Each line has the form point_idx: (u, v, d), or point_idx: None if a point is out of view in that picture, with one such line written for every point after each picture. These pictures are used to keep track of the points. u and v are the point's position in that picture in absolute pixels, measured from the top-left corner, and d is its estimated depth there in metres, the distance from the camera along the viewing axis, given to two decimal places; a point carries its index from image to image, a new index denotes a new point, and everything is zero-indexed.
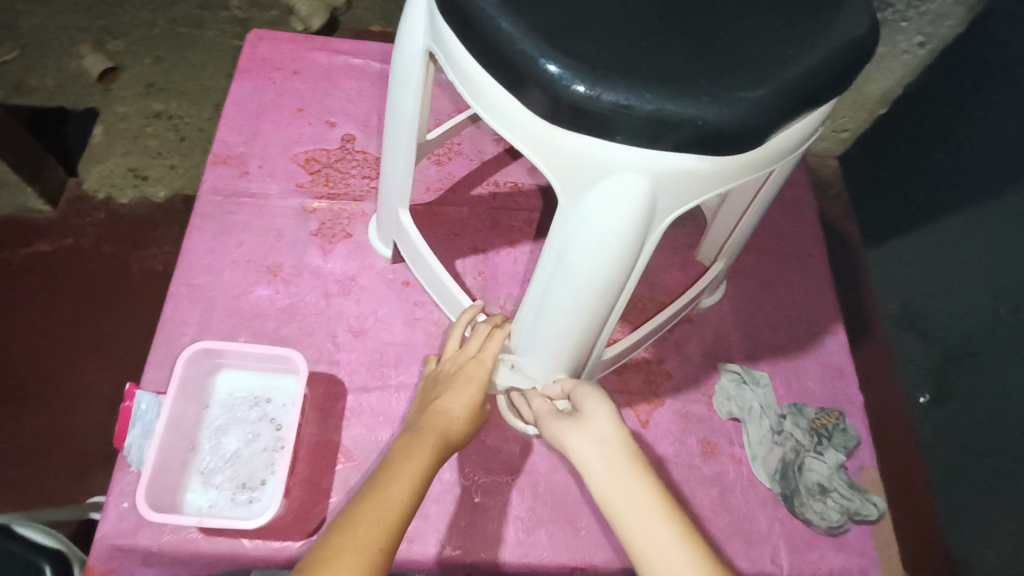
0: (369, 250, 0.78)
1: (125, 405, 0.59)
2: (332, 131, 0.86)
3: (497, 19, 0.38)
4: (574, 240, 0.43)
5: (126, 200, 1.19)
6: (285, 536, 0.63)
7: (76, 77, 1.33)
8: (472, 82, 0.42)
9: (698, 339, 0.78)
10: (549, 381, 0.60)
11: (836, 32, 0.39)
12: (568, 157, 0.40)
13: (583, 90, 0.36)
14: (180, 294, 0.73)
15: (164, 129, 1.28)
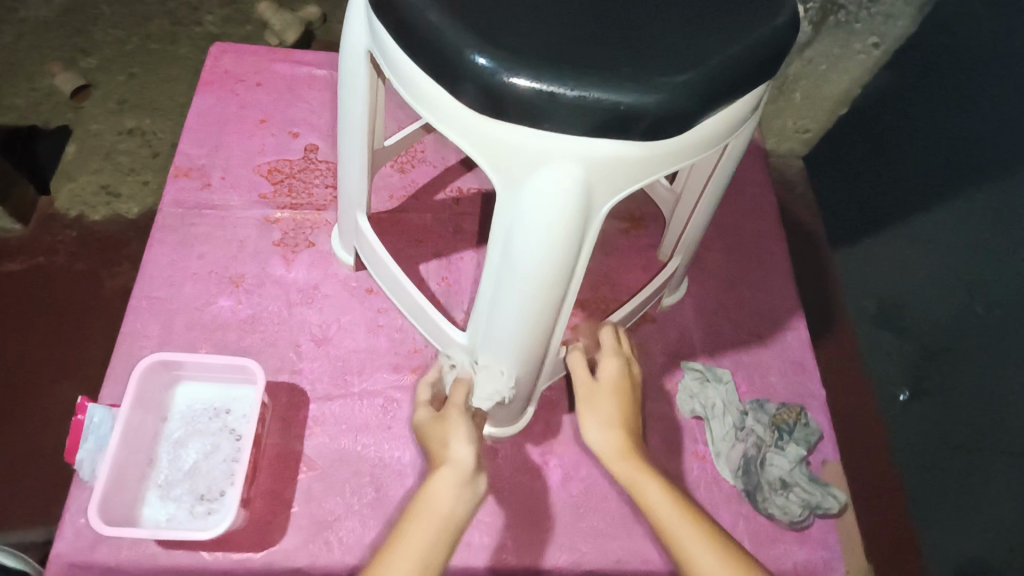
0: (332, 259, 0.79)
1: (77, 419, 0.59)
2: (295, 141, 0.87)
3: (425, 13, 0.38)
4: (515, 233, 0.43)
5: (98, 217, 1.19)
6: (246, 547, 0.63)
7: (48, 95, 1.33)
8: (407, 77, 0.42)
9: (661, 338, 0.79)
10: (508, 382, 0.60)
11: (760, 20, 0.40)
12: (503, 148, 0.40)
13: (509, 79, 0.36)
14: (141, 307, 0.73)
15: (137, 145, 1.28)
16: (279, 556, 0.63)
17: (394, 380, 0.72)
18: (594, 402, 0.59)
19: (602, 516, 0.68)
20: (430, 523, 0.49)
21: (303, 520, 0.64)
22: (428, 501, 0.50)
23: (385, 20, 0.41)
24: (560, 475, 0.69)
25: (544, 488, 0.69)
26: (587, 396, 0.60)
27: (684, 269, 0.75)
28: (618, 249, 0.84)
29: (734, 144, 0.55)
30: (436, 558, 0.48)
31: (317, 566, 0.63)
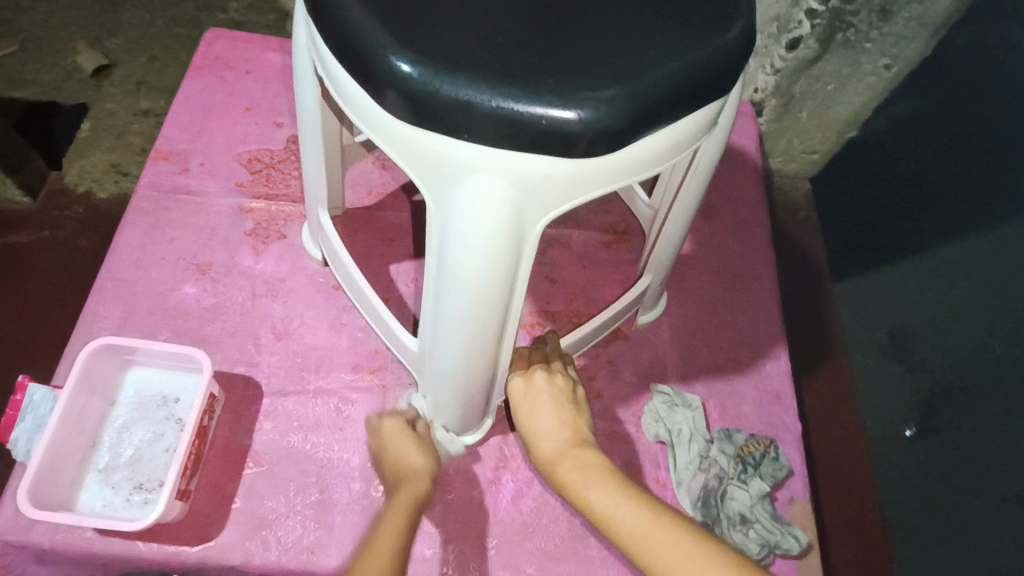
0: (302, 253, 0.78)
1: (15, 397, 0.59)
2: (279, 131, 0.86)
3: (354, 16, 0.37)
4: (444, 248, 0.42)
5: (105, 195, 1.21)
6: (182, 540, 0.61)
7: (69, 72, 1.34)
8: (339, 82, 0.41)
9: (633, 357, 0.76)
10: (452, 401, 0.58)
11: (703, 40, 0.39)
12: (431, 159, 0.39)
13: (430, 85, 0.35)
14: (105, 288, 0.73)
15: (151, 127, 1.29)
16: (213, 551, 0.61)
17: (351, 380, 0.71)
18: (533, 420, 0.58)
19: (552, 537, 0.65)
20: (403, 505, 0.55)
21: (242, 517, 0.63)
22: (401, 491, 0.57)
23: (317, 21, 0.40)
24: (511, 491, 0.67)
25: (494, 504, 0.67)
26: (524, 415, 0.59)
27: (661, 285, 0.72)
28: (597, 261, 0.81)
29: (703, 155, 0.53)
30: (407, 536, 0.53)
31: (251, 565, 0.61)
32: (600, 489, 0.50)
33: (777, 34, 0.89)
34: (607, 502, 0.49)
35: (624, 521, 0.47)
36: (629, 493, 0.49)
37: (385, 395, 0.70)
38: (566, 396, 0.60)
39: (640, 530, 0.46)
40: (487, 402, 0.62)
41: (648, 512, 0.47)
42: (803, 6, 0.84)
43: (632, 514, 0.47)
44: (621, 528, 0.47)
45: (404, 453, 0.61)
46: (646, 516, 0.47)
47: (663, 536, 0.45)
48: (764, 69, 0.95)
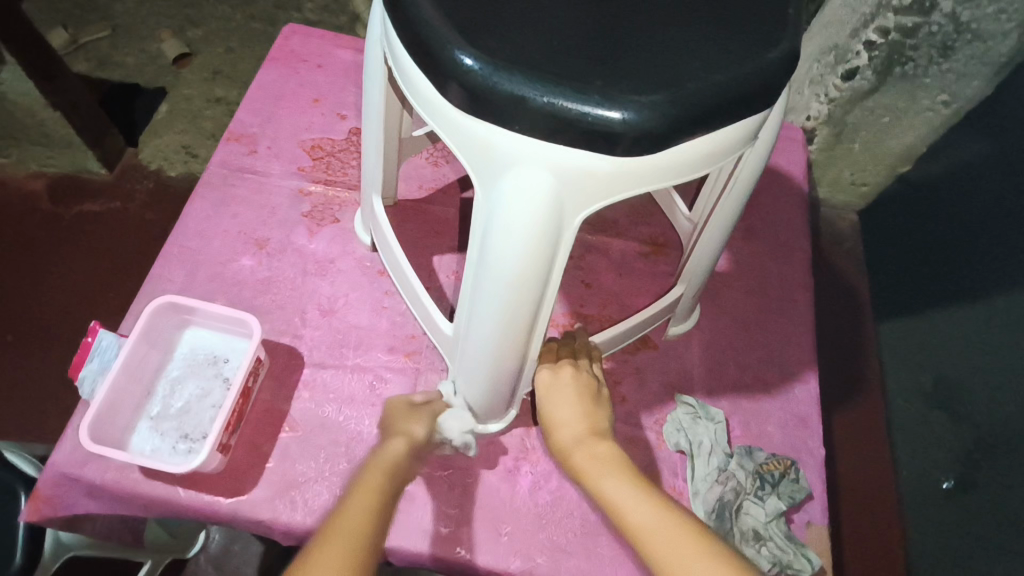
0: (353, 237, 0.82)
1: (86, 340, 0.64)
2: (341, 123, 0.91)
3: (426, 12, 0.41)
4: (486, 236, 0.45)
5: (175, 173, 1.50)
6: (217, 491, 0.66)
7: (152, 57, 1.56)
8: (406, 74, 0.45)
9: (660, 367, 0.78)
10: (480, 389, 0.61)
11: (746, 57, 0.41)
12: (482, 147, 0.42)
13: (488, 79, 0.38)
14: (171, 253, 0.78)
15: (219, 113, 1.54)
16: (245, 505, 0.65)
17: (387, 361, 0.75)
18: (555, 410, 0.60)
19: (564, 531, 0.67)
20: (384, 469, 0.55)
21: (275, 477, 0.67)
22: (385, 453, 0.57)
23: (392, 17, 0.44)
24: (529, 483, 0.70)
25: (511, 492, 0.69)
26: (549, 406, 0.61)
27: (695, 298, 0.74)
28: (633, 270, 0.83)
29: (741, 171, 0.55)
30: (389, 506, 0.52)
31: (278, 523, 0.65)
32: (613, 481, 0.52)
33: (835, 64, 0.90)
34: (618, 494, 0.51)
35: (631, 512, 0.49)
36: (641, 489, 0.50)
37: (418, 378, 0.74)
38: (589, 390, 0.62)
39: (642, 522, 0.47)
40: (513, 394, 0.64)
41: (654, 509, 0.48)
42: (862, 38, 0.85)
43: (638, 508, 0.49)
44: (626, 520, 0.48)
45: (399, 417, 0.62)
46: (652, 511, 0.48)
47: (661, 532, 0.46)
48: (818, 98, 0.96)
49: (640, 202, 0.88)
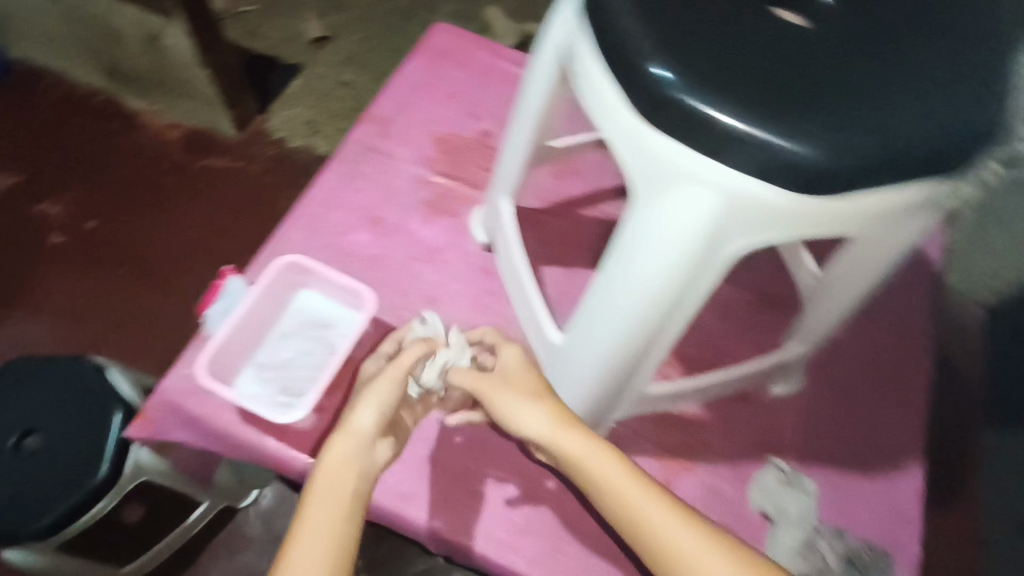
0: (467, 233, 0.82)
1: (219, 280, 0.68)
2: (473, 123, 0.92)
3: (627, 24, 0.49)
4: (634, 242, 0.50)
5: (296, 144, 1.76)
6: (303, 448, 0.68)
7: (296, 35, 1.96)
8: (594, 85, 0.52)
9: (750, 421, 0.77)
10: (572, 399, 0.66)
11: (910, 122, 0.46)
12: (650, 157, 0.48)
13: (678, 91, 0.46)
14: (297, 217, 0.82)
15: (345, 96, 1.85)
16: None
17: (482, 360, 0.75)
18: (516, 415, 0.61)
19: None
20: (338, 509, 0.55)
21: None
22: (338, 488, 0.57)
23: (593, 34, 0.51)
24: None
25: None
26: (508, 412, 0.62)
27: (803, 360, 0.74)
28: (735, 318, 0.82)
29: (880, 258, 0.57)
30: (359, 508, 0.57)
31: None
32: (596, 455, 0.59)
33: None
34: (598, 465, 0.58)
35: (681, 545, 0.55)
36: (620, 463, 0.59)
37: None
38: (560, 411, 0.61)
39: (637, 506, 0.57)
40: (594, 420, 0.69)
41: (642, 490, 0.58)
42: None
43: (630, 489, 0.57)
44: (620, 501, 0.57)
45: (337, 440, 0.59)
46: (645, 494, 0.57)
47: (662, 519, 0.56)
48: None
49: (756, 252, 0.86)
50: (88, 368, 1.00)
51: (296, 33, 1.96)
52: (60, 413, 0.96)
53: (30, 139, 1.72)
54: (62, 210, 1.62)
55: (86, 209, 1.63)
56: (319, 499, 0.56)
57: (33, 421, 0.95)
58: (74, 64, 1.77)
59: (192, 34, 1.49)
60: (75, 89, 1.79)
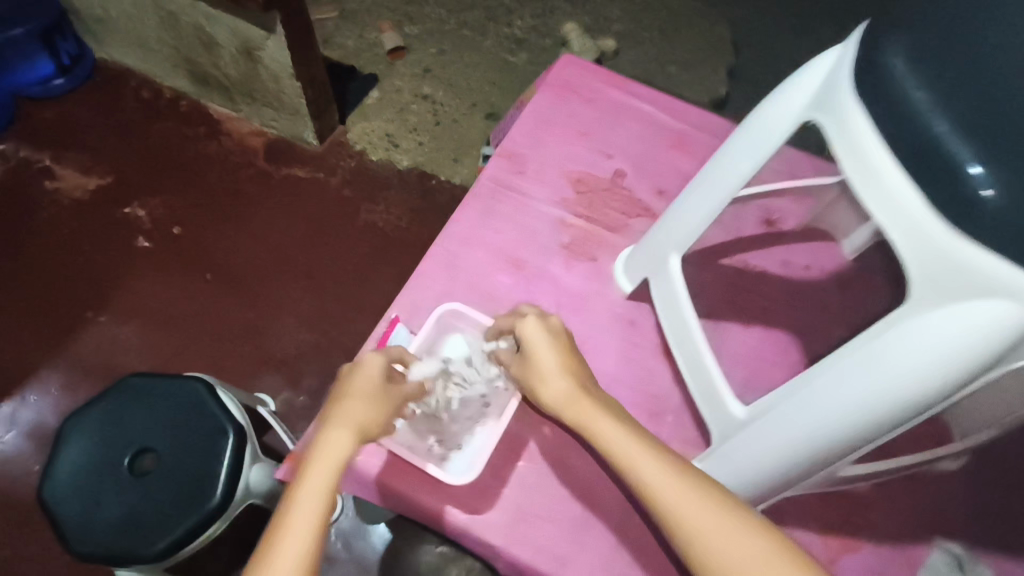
0: (609, 280, 0.81)
1: (386, 331, 0.71)
2: (608, 162, 0.89)
3: (920, 93, 0.44)
4: (893, 345, 0.45)
5: (375, 159, 1.70)
6: (456, 503, 0.67)
7: (370, 45, 1.86)
8: (867, 168, 0.47)
9: (914, 498, 0.72)
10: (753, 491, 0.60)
11: None
12: (934, 249, 0.43)
13: (981, 183, 0.41)
14: (436, 255, 0.80)
15: (425, 110, 1.77)
16: (479, 525, 0.66)
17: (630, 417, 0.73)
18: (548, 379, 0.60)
19: None
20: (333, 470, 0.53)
21: (511, 506, 0.68)
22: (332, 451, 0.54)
23: (877, 114, 0.46)
24: None
25: None
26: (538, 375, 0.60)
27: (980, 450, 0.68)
28: None
29: None
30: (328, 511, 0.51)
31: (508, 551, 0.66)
32: (623, 438, 0.54)
33: None
34: (630, 448, 0.53)
35: None
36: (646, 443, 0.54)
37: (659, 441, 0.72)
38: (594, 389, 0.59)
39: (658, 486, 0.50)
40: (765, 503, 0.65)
41: (677, 476, 0.51)
42: None
43: (659, 472, 0.51)
44: (644, 481, 0.51)
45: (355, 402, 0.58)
46: (673, 478, 0.51)
47: (691, 503, 0.49)
48: None
49: None
50: (198, 389, 0.98)
51: (372, 42, 1.86)
52: (171, 435, 0.95)
53: (116, 140, 1.70)
54: (149, 214, 1.62)
55: (173, 214, 1.62)
56: (324, 459, 0.53)
57: (146, 441, 0.94)
58: (157, 65, 1.72)
59: (290, 47, 1.40)
60: (159, 92, 1.77)
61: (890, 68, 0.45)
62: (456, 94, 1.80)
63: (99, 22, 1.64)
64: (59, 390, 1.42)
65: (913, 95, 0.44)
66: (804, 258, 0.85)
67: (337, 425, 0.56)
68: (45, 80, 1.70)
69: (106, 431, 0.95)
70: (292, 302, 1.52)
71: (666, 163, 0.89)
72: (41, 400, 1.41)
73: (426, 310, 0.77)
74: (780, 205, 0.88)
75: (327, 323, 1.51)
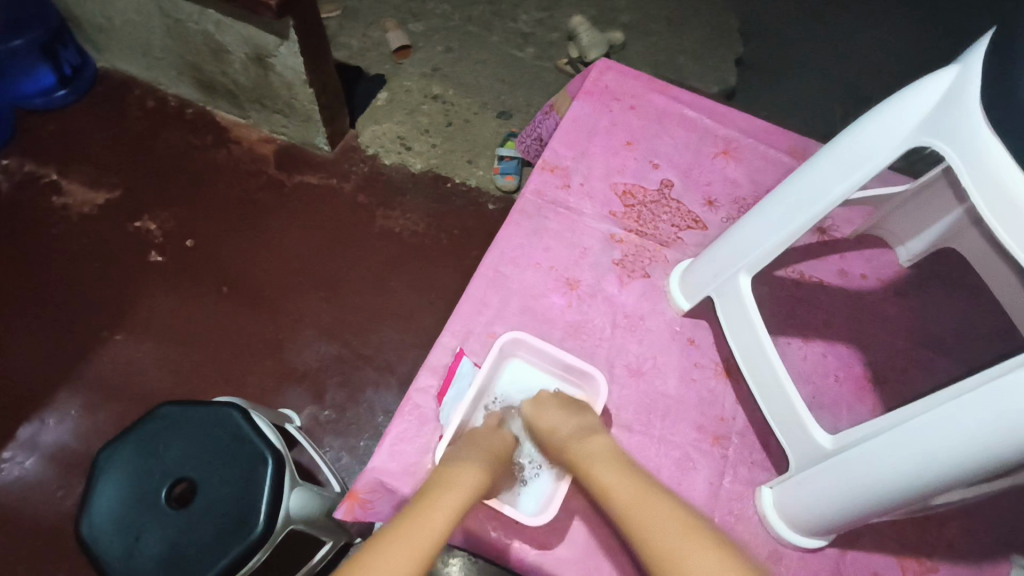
0: (663, 297, 0.79)
1: (453, 364, 0.69)
2: (653, 171, 0.88)
3: None
4: (1016, 387, 0.42)
5: (388, 162, 1.59)
6: (525, 538, 0.65)
7: (377, 44, 1.78)
8: (1001, 194, 0.43)
9: (990, 515, 0.69)
10: (840, 519, 0.57)
11: None
12: None
13: None
14: (486, 276, 0.78)
15: (436, 111, 1.67)
16: (550, 561, 0.64)
17: (695, 438, 0.71)
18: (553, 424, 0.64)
19: None
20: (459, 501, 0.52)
21: (581, 537, 0.66)
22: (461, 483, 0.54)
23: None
24: None
25: None
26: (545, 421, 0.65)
27: None
28: None
29: None
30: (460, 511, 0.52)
31: None
32: (608, 470, 0.57)
33: None
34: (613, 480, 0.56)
35: None
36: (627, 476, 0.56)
37: (726, 467, 0.70)
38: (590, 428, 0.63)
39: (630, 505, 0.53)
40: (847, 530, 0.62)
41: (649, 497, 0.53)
42: None
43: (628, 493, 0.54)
44: (623, 508, 0.53)
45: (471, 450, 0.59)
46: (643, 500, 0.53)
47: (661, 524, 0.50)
48: None
49: (973, 320, 0.79)
50: (236, 417, 0.92)
51: (377, 42, 1.78)
52: (209, 466, 0.89)
53: (116, 148, 1.56)
54: (159, 227, 1.47)
55: (185, 226, 1.48)
56: (451, 488, 0.54)
57: (184, 472, 0.89)
58: (162, 73, 1.58)
59: (304, 54, 1.27)
60: (163, 99, 1.63)
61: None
62: (466, 93, 1.71)
63: (100, 30, 1.50)
64: (79, 412, 1.28)
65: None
66: (859, 266, 0.83)
67: (464, 465, 0.57)
68: (48, 90, 1.56)
69: (141, 463, 0.89)
70: (314, 315, 1.39)
71: (712, 171, 0.89)
72: (62, 422, 1.27)
73: (478, 336, 0.74)
74: (834, 214, 0.86)
75: (349, 333, 1.38)
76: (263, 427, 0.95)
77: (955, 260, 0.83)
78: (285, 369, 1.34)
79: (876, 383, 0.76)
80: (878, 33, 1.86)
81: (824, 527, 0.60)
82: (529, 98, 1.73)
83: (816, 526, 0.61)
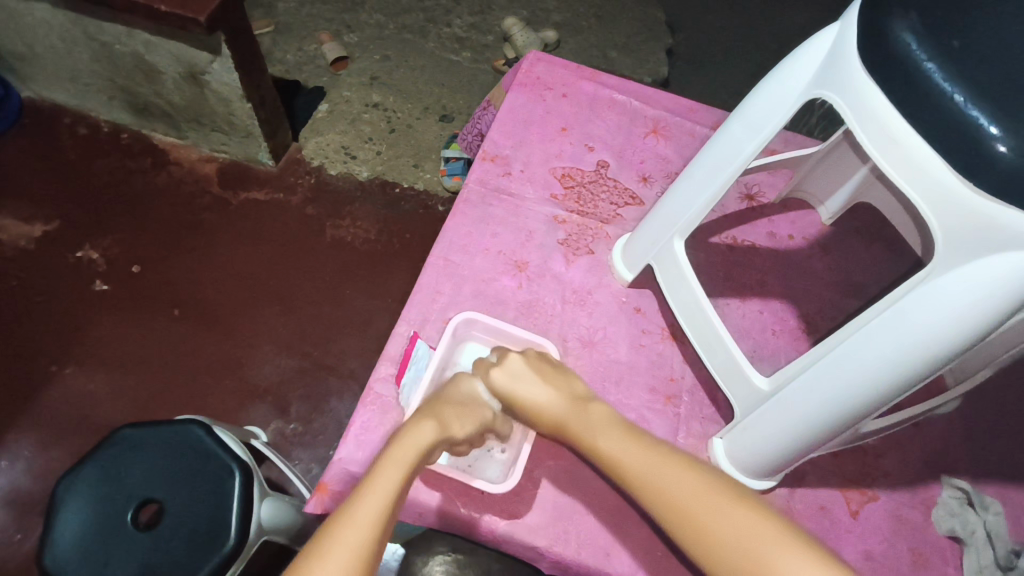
0: (608, 270, 0.83)
1: (409, 348, 0.70)
2: (589, 154, 0.92)
3: (916, 51, 0.45)
4: (910, 309, 0.47)
5: (334, 172, 1.59)
6: (494, 510, 0.67)
7: (313, 57, 1.78)
8: (882, 133, 0.48)
9: (920, 443, 0.75)
10: (776, 454, 0.62)
11: None
12: (943, 190, 0.45)
13: (970, 117, 0.42)
14: (437, 265, 0.80)
15: (378, 118, 1.68)
16: (520, 530, 0.67)
17: (648, 400, 0.75)
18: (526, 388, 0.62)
19: None
20: (407, 462, 0.52)
21: (548, 503, 0.68)
22: (411, 441, 0.54)
23: (883, 80, 0.47)
24: None
25: None
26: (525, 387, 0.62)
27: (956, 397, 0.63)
28: None
29: None
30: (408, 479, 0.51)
31: (552, 551, 0.66)
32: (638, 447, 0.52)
33: None
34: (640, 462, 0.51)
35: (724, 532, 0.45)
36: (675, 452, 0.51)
37: (680, 423, 0.74)
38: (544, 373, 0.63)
39: (663, 481, 0.49)
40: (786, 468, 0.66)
41: (678, 466, 0.49)
42: None
43: (675, 474, 0.49)
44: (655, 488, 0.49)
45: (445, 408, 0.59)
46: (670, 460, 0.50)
47: (687, 486, 0.48)
48: None
49: (893, 269, 0.86)
50: (198, 431, 0.92)
51: (313, 55, 1.78)
52: (174, 482, 0.88)
53: (50, 178, 1.52)
54: (102, 255, 1.44)
55: (129, 252, 1.45)
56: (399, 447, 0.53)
57: (150, 493, 0.87)
58: (92, 100, 1.55)
59: (237, 68, 1.27)
60: (95, 125, 1.60)
61: (896, 38, 0.46)
62: (406, 99, 1.73)
63: (23, 59, 1.47)
64: (32, 451, 1.24)
65: (921, 62, 0.44)
66: (786, 228, 0.89)
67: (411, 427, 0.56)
68: None
69: (103, 487, 0.87)
70: (271, 330, 1.39)
71: (644, 148, 0.93)
72: (13, 463, 1.23)
73: (435, 323, 0.76)
74: (758, 180, 0.92)
75: (307, 343, 1.38)
76: (226, 438, 0.94)
77: (871, 217, 0.90)
78: (244, 386, 1.33)
79: (810, 334, 0.81)
80: (791, 22, 1.98)
81: (767, 466, 0.65)
82: (469, 100, 1.76)
83: (757, 465, 0.65)
